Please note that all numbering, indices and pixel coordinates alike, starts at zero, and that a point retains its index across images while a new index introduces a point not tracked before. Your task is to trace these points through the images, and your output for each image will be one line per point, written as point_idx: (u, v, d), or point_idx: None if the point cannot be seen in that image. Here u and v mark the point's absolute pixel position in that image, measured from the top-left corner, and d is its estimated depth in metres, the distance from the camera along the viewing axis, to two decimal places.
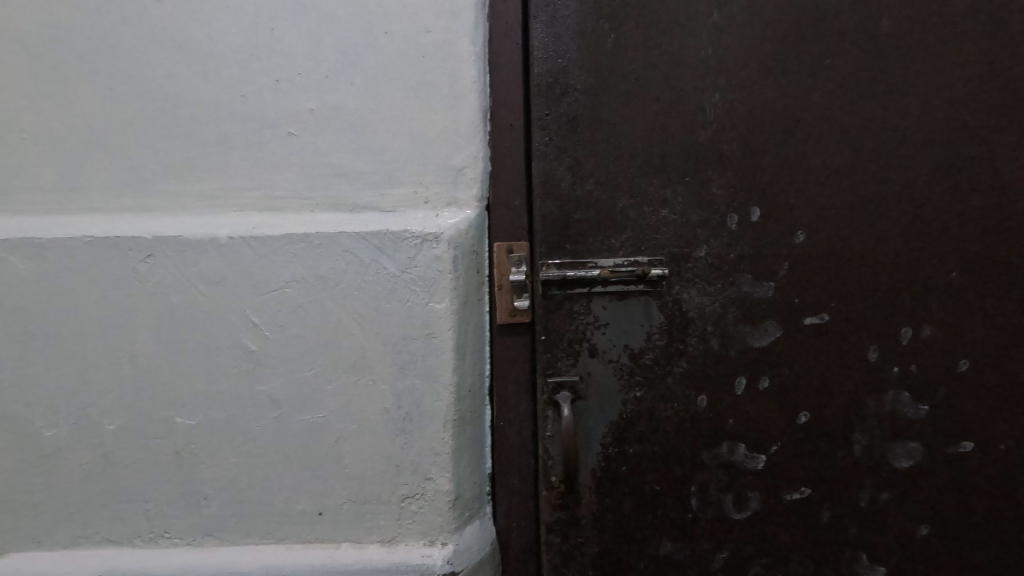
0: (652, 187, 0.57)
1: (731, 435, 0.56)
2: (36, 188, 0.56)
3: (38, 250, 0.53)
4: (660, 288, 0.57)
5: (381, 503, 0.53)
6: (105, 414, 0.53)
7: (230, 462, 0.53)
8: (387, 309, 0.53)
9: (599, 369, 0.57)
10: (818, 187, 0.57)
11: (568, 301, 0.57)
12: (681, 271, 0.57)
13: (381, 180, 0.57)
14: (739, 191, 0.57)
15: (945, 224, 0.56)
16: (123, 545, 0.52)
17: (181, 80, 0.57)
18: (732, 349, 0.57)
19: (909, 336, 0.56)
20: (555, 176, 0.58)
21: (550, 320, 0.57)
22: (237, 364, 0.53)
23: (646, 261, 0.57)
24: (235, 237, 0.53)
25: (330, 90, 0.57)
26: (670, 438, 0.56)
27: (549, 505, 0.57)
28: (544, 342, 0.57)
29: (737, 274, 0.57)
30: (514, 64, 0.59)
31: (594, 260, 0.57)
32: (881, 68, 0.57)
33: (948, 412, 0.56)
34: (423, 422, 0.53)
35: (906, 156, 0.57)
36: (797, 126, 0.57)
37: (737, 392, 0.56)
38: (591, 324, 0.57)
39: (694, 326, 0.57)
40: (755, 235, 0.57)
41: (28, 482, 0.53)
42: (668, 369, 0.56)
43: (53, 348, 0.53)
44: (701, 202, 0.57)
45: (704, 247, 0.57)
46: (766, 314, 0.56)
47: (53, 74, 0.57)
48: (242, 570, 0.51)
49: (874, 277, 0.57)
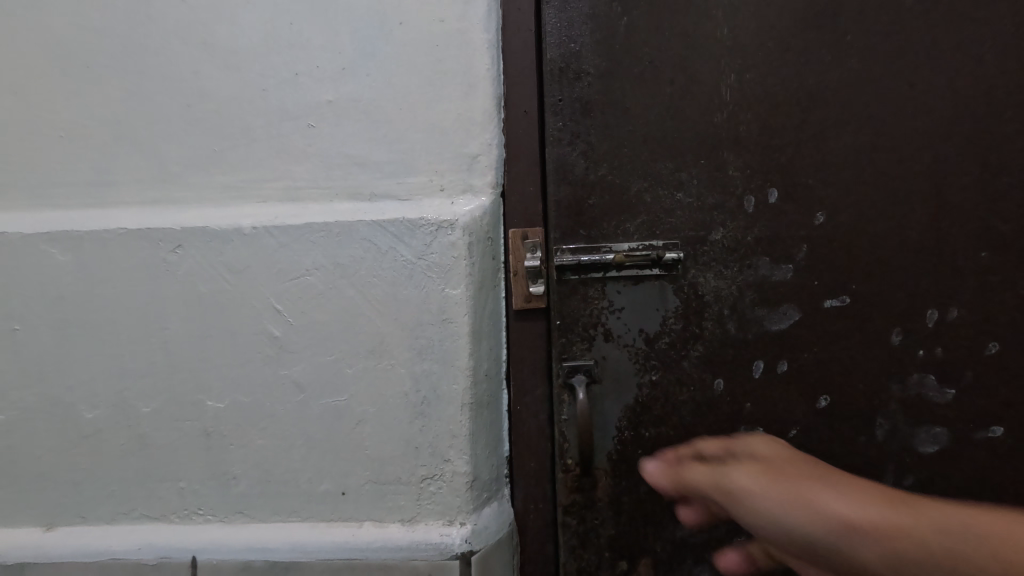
0: (667, 170, 0.57)
1: (749, 418, 0.56)
2: (72, 183, 0.59)
3: (75, 242, 0.56)
4: (675, 272, 0.56)
5: (401, 484, 0.54)
6: (141, 397, 0.56)
7: (257, 443, 0.55)
8: (404, 295, 0.54)
9: (614, 353, 0.57)
10: (838, 167, 0.56)
11: (582, 286, 0.57)
12: (696, 254, 0.56)
13: (397, 169, 0.58)
14: (756, 173, 0.56)
15: (975, 202, 0.55)
16: (159, 521, 0.55)
17: (205, 75, 0.59)
18: (750, 332, 0.56)
19: (935, 318, 0.55)
20: (569, 162, 0.58)
21: (565, 305, 0.58)
22: (262, 350, 0.55)
23: (661, 244, 0.56)
24: (258, 227, 0.55)
25: (347, 81, 0.58)
26: (687, 422, 0.56)
27: (565, 487, 0.57)
28: (559, 326, 0.57)
29: (754, 257, 0.56)
30: (528, 51, 0.59)
31: (608, 245, 0.57)
32: (906, 42, 0.55)
33: (976, 395, 0.54)
34: (440, 405, 0.54)
35: (932, 133, 0.55)
36: (817, 105, 0.56)
37: (755, 376, 0.56)
38: (605, 308, 0.57)
39: (710, 310, 0.56)
40: (773, 217, 0.56)
41: (72, 461, 0.56)
42: (684, 353, 0.56)
43: (91, 335, 0.56)
44: (717, 185, 0.56)
45: (720, 230, 0.56)
46: (784, 298, 0.56)
47: (86, 73, 0.59)
48: (270, 546, 0.53)
49: (898, 258, 0.55)
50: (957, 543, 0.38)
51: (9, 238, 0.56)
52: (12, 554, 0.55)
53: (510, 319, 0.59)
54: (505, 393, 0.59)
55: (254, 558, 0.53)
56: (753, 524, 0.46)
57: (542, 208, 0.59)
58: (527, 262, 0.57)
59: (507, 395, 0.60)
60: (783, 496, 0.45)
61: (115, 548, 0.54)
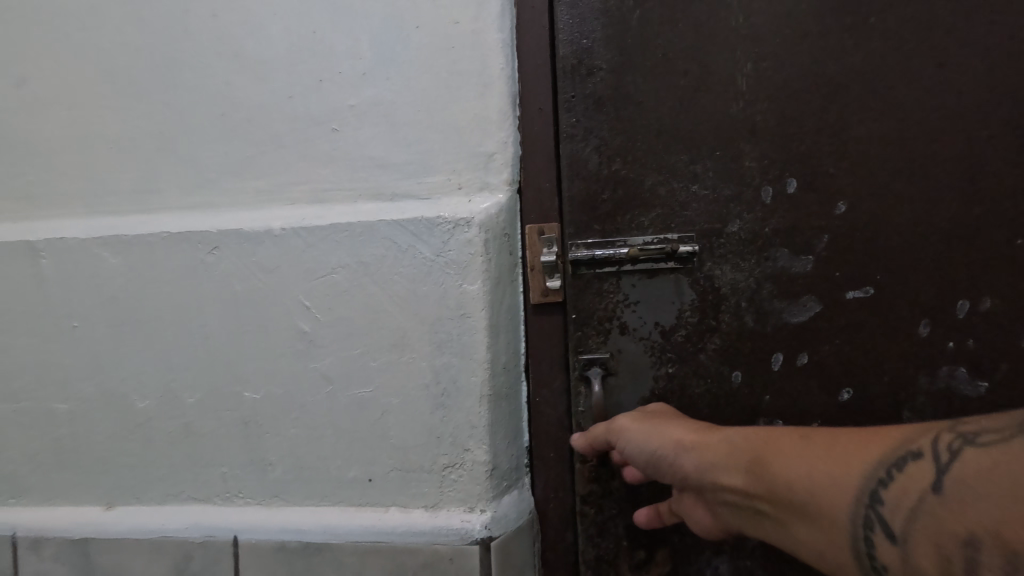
0: (682, 163, 0.57)
1: (769, 412, 0.55)
2: (122, 191, 0.64)
3: (125, 246, 0.60)
4: (691, 265, 0.56)
5: (424, 471, 0.57)
6: (186, 388, 0.60)
7: (291, 432, 0.58)
8: (425, 292, 0.57)
9: (630, 346, 0.58)
10: (860, 154, 0.54)
11: (597, 280, 0.58)
12: (713, 247, 0.56)
13: (417, 170, 0.60)
14: (774, 164, 0.55)
15: (1010, 187, 0.52)
16: (205, 502, 0.60)
17: (237, 86, 0.62)
18: (768, 324, 0.56)
19: (966, 309, 0.53)
20: (586, 158, 0.59)
21: (581, 299, 0.59)
22: (293, 344, 0.58)
23: (676, 238, 0.56)
24: (287, 228, 0.58)
25: (368, 85, 0.60)
26: (705, 415, 0.56)
27: (583, 477, 0.59)
28: (575, 320, 0.59)
29: (772, 249, 0.55)
30: (541, 48, 0.60)
31: (623, 239, 0.58)
32: (934, 20, 0.53)
33: (1012, 389, 0.52)
34: (460, 396, 0.56)
35: (962, 116, 0.53)
36: (840, 91, 0.54)
37: (774, 369, 0.56)
38: (621, 302, 0.58)
39: (727, 302, 0.56)
40: (792, 207, 0.55)
41: (127, 446, 0.61)
42: (700, 346, 0.56)
43: (140, 331, 0.61)
44: (734, 176, 0.56)
45: (736, 222, 0.56)
46: (804, 289, 0.55)
47: (131, 88, 0.64)
48: (303, 528, 0.57)
49: (926, 246, 0.53)
50: (773, 447, 0.41)
51: (66, 243, 0.61)
52: (78, 531, 0.60)
53: (528, 314, 0.61)
54: (525, 385, 0.61)
55: (288, 539, 0.57)
56: (649, 468, 0.50)
57: (559, 204, 0.60)
58: (543, 257, 0.58)
59: (527, 387, 0.61)
60: (655, 438, 0.49)
61: (166, 527, 0.59)
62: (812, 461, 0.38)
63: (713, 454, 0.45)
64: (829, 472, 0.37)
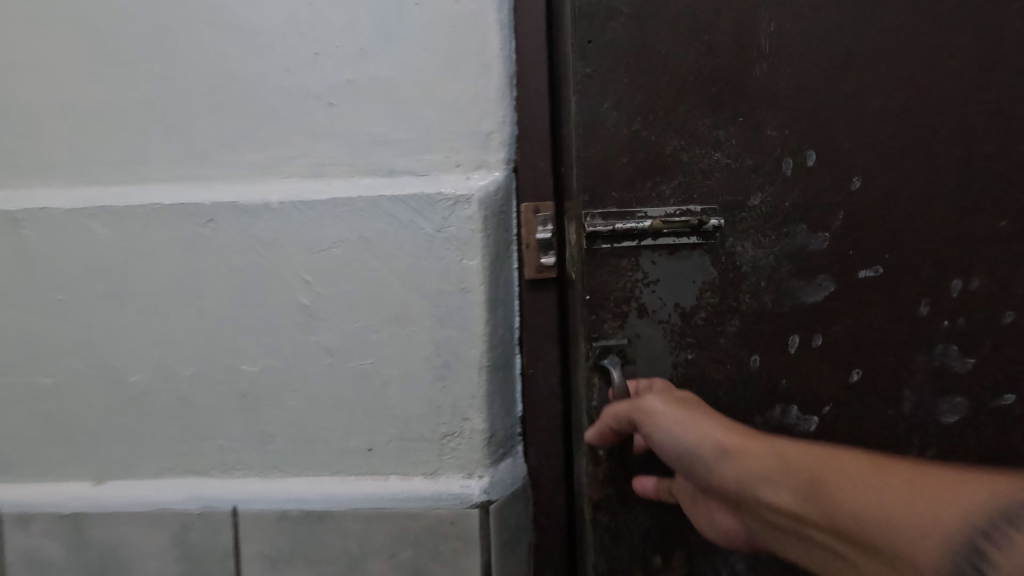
0: (704, 128, 0.59)
1: (783, 388, 0.60)
2: (107, 162, 0.62)
3: (115, 217, 0.59)
4: (713, 240, 0.59)
5: (424, 440, 0.59)
6: (181, 362, 0.60)
7: (290, 405, 0.59)
8: (425, 267, 0.58)
9: (649, 329, 0.60)
10: (871, 131, 0.58)
11: (615, 257, 0.60)
12: (734, 221, 0.59)
13: (415, 147, 0.61)
14: (794, 136, 0.59)
15: (1000, 171, 0.58)
16: (202, 475, 0.60)
17: (230, 57, 0.61)
18: (785, 304, 0.60)
19: (959, 288, 0.58)
20: (606, 130, 0.59)
21: (598, 279, 0.60)
22: (293, 319, 0.59)
23: (700, 210, 0.59)
24: (285, 202, 0.59)
25: (366, 62, 0.61)
26: (723, 390, 0.60)
27: (598, 480, 0.59)
28: (590, 301, 0.59)
29: (792, 226, 0.59)
30: (539, 31, 0.62)
31: (643, 210, 0.59)
32: (929, 13, 0.57)
33: (994, 365, 0.59)
34: (459, 368, 0.58)
35: (955, 101, 0.58)
36: (846, 73, 0.58)
37: (791, 349, 0.60)
38: (640, 281, 0.60)
39: (748, 280, 0.60)
40: (809, 182, 0.59)
41: (120, 420, 0.60)
42: (722, 325, 0.60)
43: (131, 305, 0.60)
44: (758, 145, 0.59)
45: (759, 195, 0.59)
46: (819, 269, 0.59)
47: (115, 56, 0.62)
48: (305, 497, 0.58)
49: (925, 226, 0.58)
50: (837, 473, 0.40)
51: (51, 214, 0.60)
52: (69, 505, 0.60)
53: (523, 289, 0.63)
54: (519, 358, 0.63)
55: (290, 509, 0.58)
56: (683, 466, 0.49)
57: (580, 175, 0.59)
58: (539, 235, 0.61)
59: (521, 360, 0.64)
60: (695, 434, 0.48)
61: (163, 499, 0.59)
62: (880, 489, 0.37)
63: (761, 465, 0.44)
64: (907, 506, 0.35)
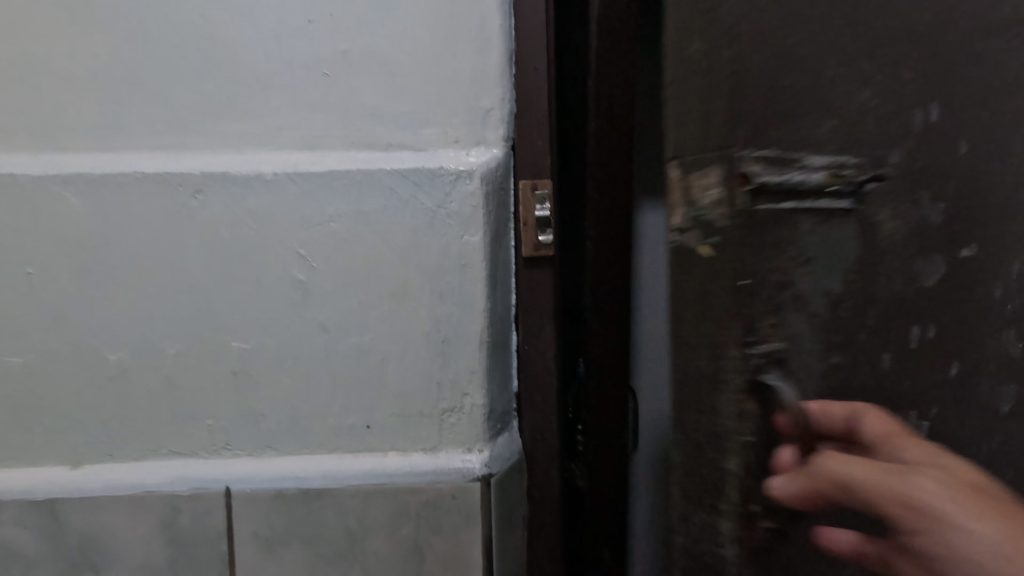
0: (850, 58, 0.54)
1: (895, 378, 0.58)
2: (78, 127, 0.58)
3: (91, 186, 0.56)
4: (863, 202, 0.55)
5: (424, 416, 0.59)
6: (165, 340, 0.57)
7: (285, 383, 0.58)
8: (425, 242, 0.58)
9: (795, 320, 0.54)
10: (972, 102, 0.57)
11: (773, 222, 0.52)
12: (879, 187, 0.55)
13: (413, 121, 0.60)
14: (924, 89, 0.56)
15: None
16: (188, 457, 0.58)
17: (217, 20, 0.58)
18: (910, 285, 0.58)
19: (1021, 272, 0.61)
20: (735, 75, 0.52)
21: (753, 249, 0.52)
22: (287, 294, 0.57)
23: (854, 164, 0.54)
24: (280, 174, 0.57)
25: (363, 31, 0.59)
26: (847, 379, 0.57)
27: (738, 489, 0.53)
28: (741, 284, 0.52)
29: (919, 194, 0.56)
30: (538, 11, 0.63)
31: (802, 159, 0.52)
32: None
33: None
34: (460, 344, 0.58)
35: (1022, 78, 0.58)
36: (971, 54, 0.56)
37: (912, 346, 0.58)
38: (794, 256, 0.53)
39: (884, 259, 0.56)
40: (933, 137, 0.56)
41: (100, 401, 0.57)
42: (861, 311, 0.56)
43: (108, 280, 0.57)
44: (891, 96, 0.55)
45: (898, 152, 0.55)
46: (941, 248, 0.58)
47: (87, 13, 0.58)
48: (301, 476, 0.57)
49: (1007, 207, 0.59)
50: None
51: (18, 182, 0.56)
52: (43, 490, 0.56)
53: (519, 267, 0.64)
54: (515, 335, 0.65)
55: (286, 488, 0.57)
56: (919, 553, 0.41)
57: (699, 128, 0.54)
58: (537, 212, 0.63)
59: (516, 337, 0.65)
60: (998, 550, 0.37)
61: (148, 482, 0.57)
62: None
63: None
64: None
